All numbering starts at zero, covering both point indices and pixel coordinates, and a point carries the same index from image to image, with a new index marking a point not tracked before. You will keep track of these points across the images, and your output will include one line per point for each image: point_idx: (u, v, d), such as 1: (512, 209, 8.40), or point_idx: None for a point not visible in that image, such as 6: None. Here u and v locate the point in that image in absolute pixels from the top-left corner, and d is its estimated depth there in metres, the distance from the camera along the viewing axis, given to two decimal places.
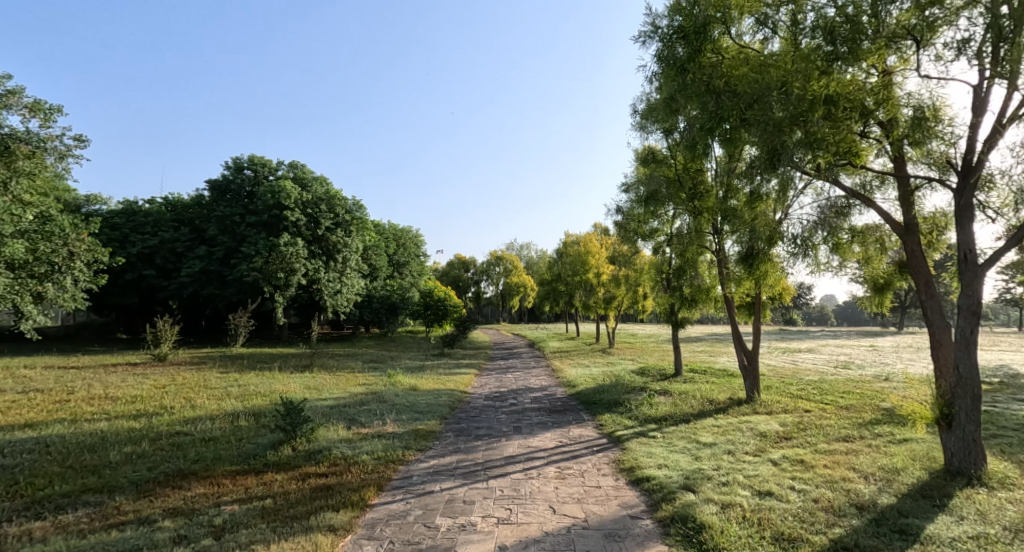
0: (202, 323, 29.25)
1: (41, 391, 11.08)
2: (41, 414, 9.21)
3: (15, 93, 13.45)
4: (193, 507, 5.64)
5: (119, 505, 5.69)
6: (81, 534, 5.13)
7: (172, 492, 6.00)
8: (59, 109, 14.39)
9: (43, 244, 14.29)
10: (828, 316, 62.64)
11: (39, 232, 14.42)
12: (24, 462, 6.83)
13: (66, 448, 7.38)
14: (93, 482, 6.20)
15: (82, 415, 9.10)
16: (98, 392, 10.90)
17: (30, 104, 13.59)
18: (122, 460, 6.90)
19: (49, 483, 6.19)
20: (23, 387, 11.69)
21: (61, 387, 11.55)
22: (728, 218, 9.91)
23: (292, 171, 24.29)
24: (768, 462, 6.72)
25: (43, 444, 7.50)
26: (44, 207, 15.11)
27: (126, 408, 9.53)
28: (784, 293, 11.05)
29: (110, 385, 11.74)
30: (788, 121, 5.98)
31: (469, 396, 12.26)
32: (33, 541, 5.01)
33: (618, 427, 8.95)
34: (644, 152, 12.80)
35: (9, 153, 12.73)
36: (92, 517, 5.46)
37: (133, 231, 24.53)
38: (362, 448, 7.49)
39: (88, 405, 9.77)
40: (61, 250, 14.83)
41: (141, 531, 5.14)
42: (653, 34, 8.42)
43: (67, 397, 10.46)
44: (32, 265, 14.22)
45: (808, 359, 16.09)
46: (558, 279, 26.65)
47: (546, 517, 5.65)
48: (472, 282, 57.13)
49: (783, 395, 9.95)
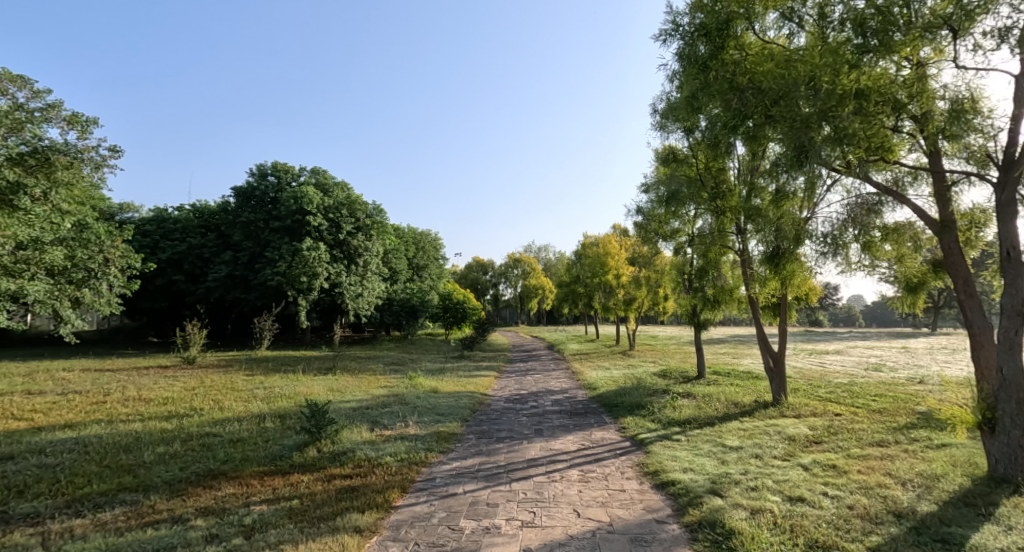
0: (229, 327, 29.75)
1: (79, 393, 11.39)
2: (79, 415, 9.43)
3: (55, 106, 13.82)
4: (224, 507, 5.71)
5: (154, 504, 5.77)
6: (119, 531, 5.21)
7: (204, 492, 6.07)
8: (96, 122, 14.73)
9: (80, 251, 14.53)
10: (856, 317, 61.45)
11: (76, 240, 14.80)
12: (64, 461, 6.97)
13: (103, 447, 7.52)
14: (128, 481, 6.30)
15: (118, 416, 9.27)
16: (132, 394, 11.13)
17: (69, 117, 13.93)
18: (156, 459, 7.01)
19: (88, 482, 6.31)
20: (61, 388, 12.02)
21: (97, 388, 11.86)
22: (752, 218, 9.77)
23: (314, 176, 24.59)
24: (799, 467, 6.58)
25: (81, 444, 7.65)
26: (81, 215, 15.60)
27: (159, 409, 9.71)
28: (811, 293, 10.84)
29: (142, 388, 11.99)
30: (815, 117, 5.89)
31: (490, 398, 12.23)
32: (74, 538, 5.09)
33: (641, 430, 8.84)
34: (665, 152, 12.71)
35: (49, 165, 12.94)
36: (128, 516, 5.53)
37: (162, 237, 25.06)
38: (385, 450, 7.52)
39: (123, 406, 9.97)
40: (97, 256, 15.36)
41: (176, 529, 5.22)
42: (674, 32, 8.38)
43: (104, 399, 10.71)
44: (71, 271, 14.50)
45: (835, 361, 15.82)
46: (578, 281, 26.53)
47: (571, 521, 5.60)
48: (490, 284, 57.35)
49: (812, 399, 9.73)
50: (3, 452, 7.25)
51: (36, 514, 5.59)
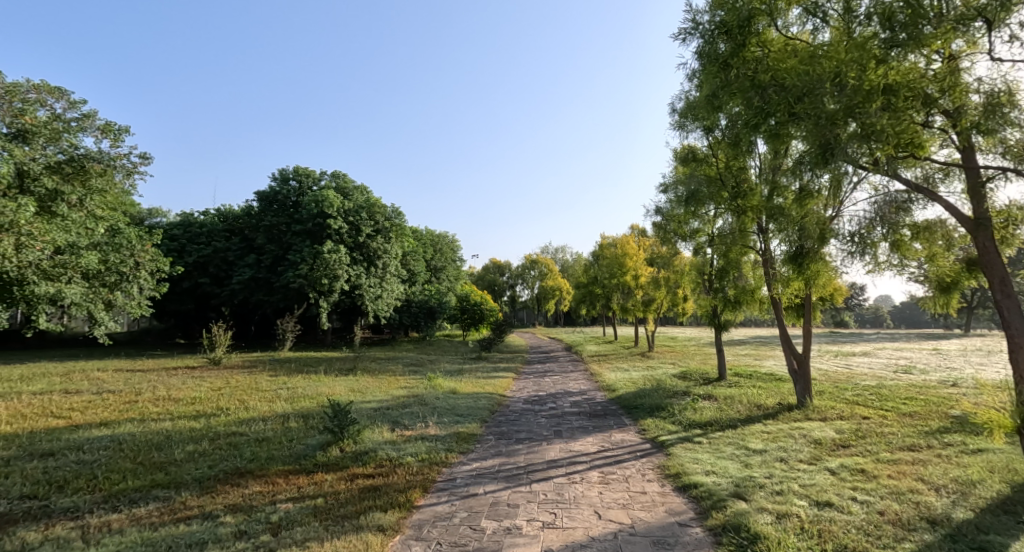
0: (252, 328, 30.17)
1: (113, 392, 11.64)
2: (113, 414, 9.58)
3: (89, 116, 14.19)
4: (251, 504, 5.77)
5: (185, 500, 5.85)
6: (152, 527, 5.30)
7: (233, 489, 6.15)
8: (128, 130, 15.06)
9: (113, 255, 15.06)
10: (883, 317, 60.31)
11: (109, 245, 15.28)
12: (101, 457, 7.12)
13: (137, 445, 7.65)
14: (160, 478, 6.41)
15: (149, 415, 9.42)
16: (163, 394, 11.33)
17: (102, 126, 14.27)
18: (186, 458, 7.12)
19: (123, 478, 6.42)
20: (96, 388, 12.31)
21: (129, 388, 12.05)
22: (774, 217, 9.62)
23: (334, 180, 24.83)
24: (826, 471, 6.47)
25: (116, 442, 7.78)
26: (114, 221, 15.97)
27: (188, 409, 9.86)
28: (837, 293, 10.65)
29: (172, 387, 12.23)
30: (841, 113, 5.82)
31: (508, 399, 12.25)
32: (111, 532, 5.19)
33: (662, 432, 8.78)
34: (683, 151, 12.62)
35: (84, 173, 13.76)
36: (162, 511, 5.62)
37: (189, 241, 25.59)
38: (406, 450, 7.55)
39: (153, 406, 10.12)
40: (129, 261, 15.69)
41: (207, 525, 5.29)
42: (694, 31, 8.33)
43: (136, 398, 10.91)
44: (105, 275, 15.02)
45: (863, 363, 15.54)
46: (596, 283, 26.40)
47: (592, 523, 5.57)
48: (507, 285, 57.46)
49: (838, 401, 9.58)
50: (41, 449, 7.41)
51: (74, 509, 5.70)
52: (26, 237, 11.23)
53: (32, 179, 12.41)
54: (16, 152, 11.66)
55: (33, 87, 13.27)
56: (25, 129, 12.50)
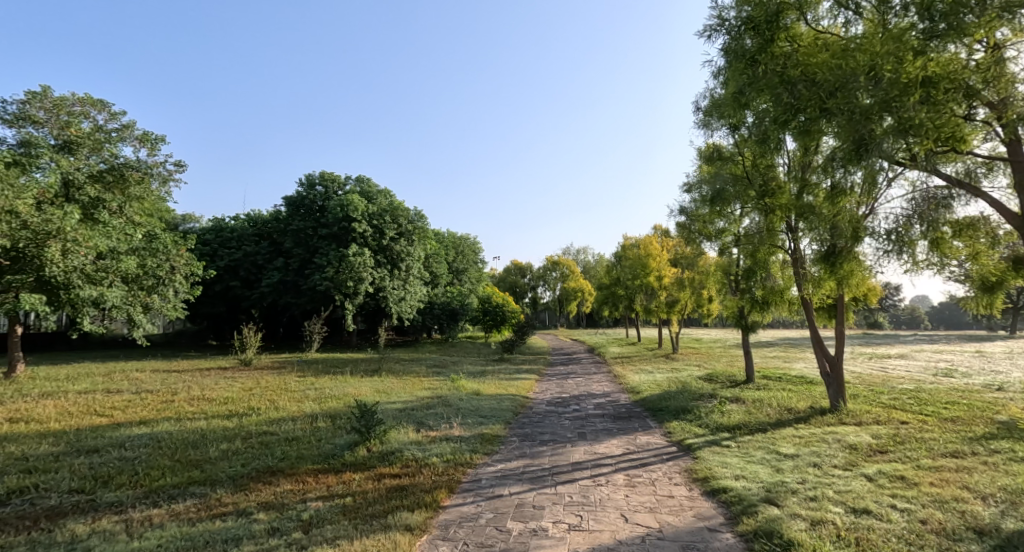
0: (280, 330, 30.56)
1: (150, 392, 11.85)
2: (151, 412, 9.76)
3: (129, 126, 15.01)
4: (283, 502, 5.80)
5: (221, 497, 5.92)
6: (190, 522, 5.37)
7: (265, 487, 6.20)
8: (165, 139, 15.45)
9: (150, 259, 15.52)
10: (920, 317, 58.76)
11: (146, 249, 15.70)
12: (141, 454, 7.25)
13: (175, 443, 7.77)
14: (198, 475, 6.49)
15: (184, 414, 9.55)
16: (197, 394, 11.50)
17: (140, 136, 14.93)
18: (220, 456, 7.20)
19: (162, 474, 6.53)
20: (135, 387, 12.55)
21: (165, 388, 12.24)
22: (804, 216, 9.38)
23: (359, 185, 25.04)
24: (863, 477, 6.29)
25: (155, 439, 7.92)
26: (151, 226, 16.25)
27: (221, 409, 9.98)
28: (871, 293, 10.35)
29: (205, 387, 12.44)
30: (876, 108, 5.69)
31: (531, 401, 12.16)
32: (153, 526, 5.27)
33: (688, 435, 8.64)
34: (709, 150, 12.48)
35: (123, 181, 14.70)
36: (199, 508, 5.69)
37: (220, 246, 26.05)
38: (431, 450, 7.54)
39: (188, 405, 10.27)
40: (164, 265, 16.05)
41: (242, 522, 5.33)
42: (719, 28, 8.20)
43: (172, 398, 11.08)
44: (142, 278, 15.42)
45: (898, 366, 15.09)
46: (618, 283, 26.18)
47: (618, 525, 5.48)
48: (529, 287, 57.50)
49: (873, 405, 9.30)
50: (85, 446, 7.59)
51: (119, 503, 5.81)
52: (71, 243, 12.03)
53: (76, 189, 13.63)
54: (62, 161, 13.06)
55: (78, 100, 14.34)
56: (70, 140, 13.79)
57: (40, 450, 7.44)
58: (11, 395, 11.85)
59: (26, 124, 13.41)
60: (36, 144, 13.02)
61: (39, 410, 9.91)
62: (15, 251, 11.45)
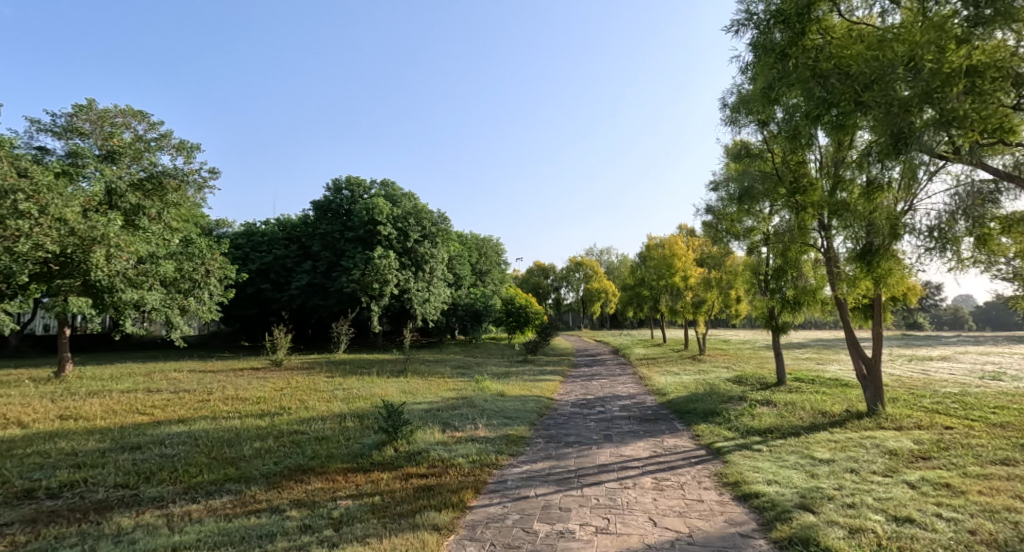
0: (309, 331, 30.92)
1: (188, 391, 11.95)
2: (189, 411, 9.91)
3: (166, 136, 15.27)
4: (313, 500, 5.78)
5: (255, 494, 5.92)
6: (227, 517, 5.38)
7: (297, 485, 6.19)
8: (200, 148, 15.67)
9: (187, 264, 15.64)
10: (962, 317, 56.92)
11: (183, 254, 15.84)
12: (181, 451, 7.33)
13: (212, 441, 7.84)
14: (233, 472, 6.53)
15: (219, 413, 9.65)
16: (231, 393, 11.62)
17: (177, 145, 15.18)
18: (254, 453, 7.23)
19: (200, 471, 6.58)
20: (173, 387, 12.67)
21: (201, 388, 12.35)
22: (838, 214, 9.06)
23: (384, 189, 25.16)
24: (904, 484, 6.02)
25: (193, 437, 8.01)
26: (187, 231, 16.67)
27: (253, 408, 10.05)
28: (910, 293, 9.99)
29: (238, 387, 12.60)
30: (916, 100, 5.47)
31: (556, 403, 12.01)
32: (192, 521, 5.30)
33: (718, 438, 8.42)
34: (737, 147, 12.22)
35: (162, 189, 14.87)
36: (234, 504, 5.70)
37: (252, 250, 26.54)
38: (457, 451, 7.47)
39: (223, 404, 10.40)
40: (200, 268, 16.23)
41: (275, 518, 5.32)
42: (747, 22, 7.98)
43: (208, 397, 11.22)
44: (180, 282, 15.56)
45: (941, 368, 14.50)
46: (643, 284, 25.87)
47: (647, 529, 5.33)
48: (552, 288, 57.35)
49: (914, 409, 8.95)
50: (129, 442, 7.71)
51: (160, 498, 5.87)
52: (113, 248, 12.56)
53: (119, 197, 13.98)
54: (106, 170, 13.46)
55: (120, 112, 14.55)
56: (112, 150, 14.11)
57: (87, 446, 7.59)
58: (59, 394, 12.06)
59: (73, 136, 13.81)
60: (82, 155, 13.42)
61: (86, 407, 10.15)
62: (65, 256, 12.13)
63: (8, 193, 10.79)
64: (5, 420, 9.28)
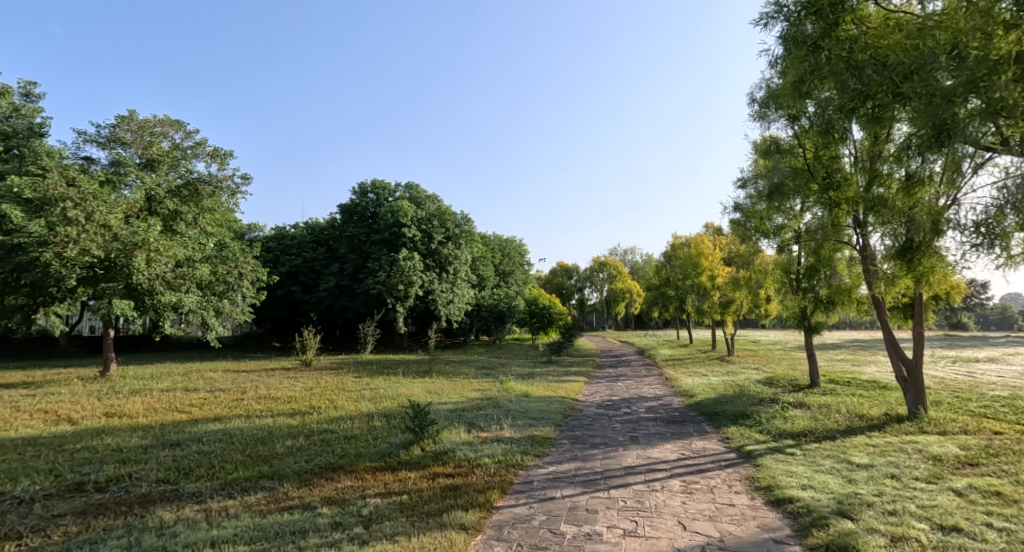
0: (337, 332, 31.20)
1: (222, 391, 12.03)
2: (225, 409, 9.99)
3: (202, 143, 15.52)
4: (344, 497, 5.74)
5: (288, 491, 5.90)
6: (261, 513, 5.36)
7: (327, 482, 6.16)
8: (233, 154, 15.90)
9: (221, 266, 15.76)
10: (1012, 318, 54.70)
11: (218, 257, 16.06)
12: (218, 449, 7.37)
13: (246, 439, 7.87)
14: (266, 469, 6.53)
15: (253, 412, 9.72)
16: (263, 392, 11.68)
17: (211, 151, 15.46)
18: (286, 451, 7.25)
19: (235, 468, 6.59)
20: (209, 387, 12.79)
21: (234, 388, 12.46)
22: (874, 210, 8.73)
23: (408, 192, 25.26)
24: (950, 492, 5.73)
25: (229, 435, 8.06)
26: (221, 236, 16.74)
27: (284, 407, 10.10)
28: (954, 291, 9.58)
29: (269, 386, 12.67)
30: (961, 89, 5.21)
31: (581, 404, 11.85)
32: (229, 517, 5.30)
33: (748, 442, 8.17)
34: (767, 143, 11.90)
35: (197, 195, 15.04)
36: (268, 500, 5.69)
37: (282, 252, 26.88)
38: (483, 451, 7.37)
39: (257, 403, 10.48)
40: (233, 272, 16.23)
41: (307, 515, 5.29)
42: (777, 15, 7.67)
43: (241, 396, 11.33)
44: (215, 285, 15.75)
45: (986, 370, 13.95)
46: (668, 284, 25.51)
47: (677, 533, 5.16)
48: (576, 288, 57.06)
49: (958, 413, 8.57)
50: (169, 439, 7.80)
51: (199, 493, 5.89)
52: (154, 252, 12.88)
53: (158, 203, 14.15)
54: (146, 178, 13.73)
55: (159, 121, 14.82)
56: (151, 158, 14.38)
57: (130, 442, 7.68)
58: (105, 392, 12.33)
59: (116, 146, 14.21)
60: (124, 163, 13.74)
61: (129, 405, 10.32)
62: (109, 261, 12.56)
63: (59, 201, 11.68)
64: (55, 417, 9.50)
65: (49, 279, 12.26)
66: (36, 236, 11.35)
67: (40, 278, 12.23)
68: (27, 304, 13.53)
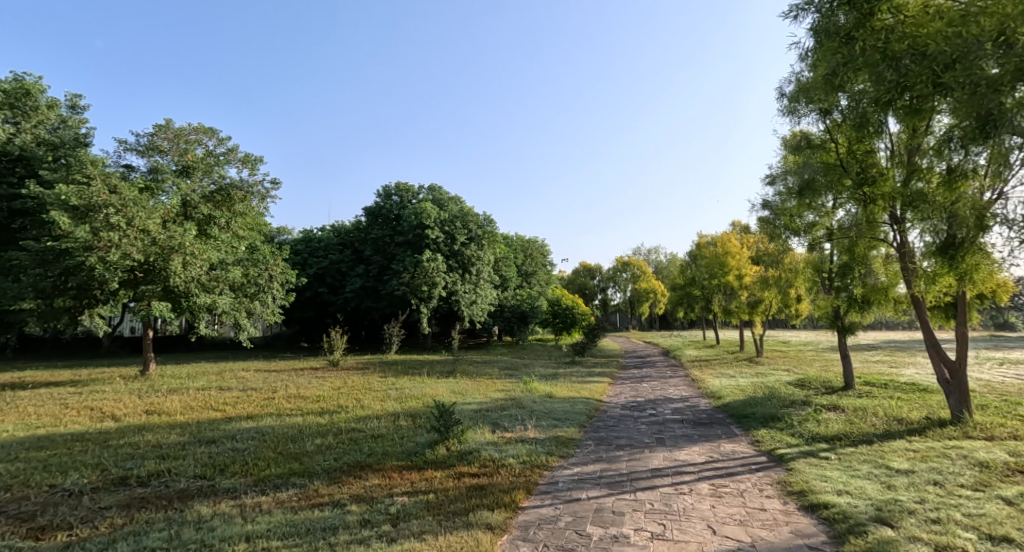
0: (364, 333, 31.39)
1: (253, 390, 12.09)
2: (256, 408, 10.04)
3: (234, 149, 15.72)
4: (372, 495, 5.67)
5: (318, 488, 5.86)
6: (293, 510, 5.33)
7: (356, 480, 6.11)
8: (264, 159, 16.05)
9: (253, 269, 15.76)
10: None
11: (249, 260, 15.78)
12: (251, 446, 7.39)
13: (277, 437, 7.88)
14: (297, 467, 6.51)
15: (283, 410, 9.75)
16: (292, 392, 11.73)
17: (243, 157, 15.62)
18: (316, 450, 7.22)
19: (267, 465, 6.59)
20: (240, 386, 12.93)
21: (265, 387, 12.56)
22: (914, 206, 8.39)
23: (432, 193, 25.36)
24: (999, 500, 5.44)
25: (261, 432, 8.09)
26: (253, 239, 16.73)
27: (313, 406, 10.11)
28: (1000, 290, 9.16)
29: (298, 386, 12.71)
30: (1009, 77, 4.95)
31: (606, 405, 11.67)
32: (262, 512, 5.27)
33: (779, 445, 7.91)
34: (796, 138, 11.59)
35: (230, 200, 15.30)
36: (299, 497, 5.66)
37: (309, 255, 27.13)
38: (508, 452, 7.26)
39: (286, 402, 10.52)
40: (264, 275, 16.17)
41: (337, 512, 5.24)
42: (808, 8, 7.45)
43: (271, 395, 11.41)
44: (247, 286, 15.85)
45: None
46: (694, 284, 25.11)
47: (706, 537, 4.97)
48: (599, 288, 56.67)
49: (1005, 418, 8.18)
50: (204, 436, 7.85)
51: (234, 489, 5.88)
52: (189, 256, 13.06)
53: (193, 208, 14.56)
54: (182, 185, 14.13)
55: (193, 128, 14.91)
56: (187, 165, 14.62)
57: (168, 439, 7.75)
58: (145, 390, 12.51)
59: (154, 154, 14.39)
60: (161, 170, 14.00)
61: (167, 403, 10.46)
62: (147, 264, 12.78)
63: (102, 208, 11.95)
64: (99, 413, 9.68)
65: (94, 282, 12.52)
66: (82, 241, 11.59)
67: (86, 281, 12.51)
68: (74, 305, 13.87)
